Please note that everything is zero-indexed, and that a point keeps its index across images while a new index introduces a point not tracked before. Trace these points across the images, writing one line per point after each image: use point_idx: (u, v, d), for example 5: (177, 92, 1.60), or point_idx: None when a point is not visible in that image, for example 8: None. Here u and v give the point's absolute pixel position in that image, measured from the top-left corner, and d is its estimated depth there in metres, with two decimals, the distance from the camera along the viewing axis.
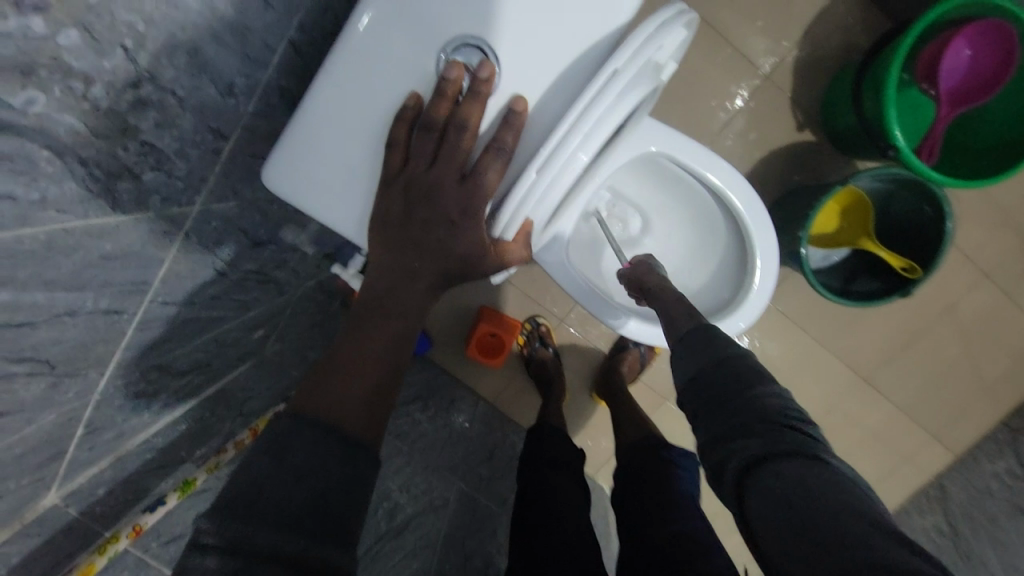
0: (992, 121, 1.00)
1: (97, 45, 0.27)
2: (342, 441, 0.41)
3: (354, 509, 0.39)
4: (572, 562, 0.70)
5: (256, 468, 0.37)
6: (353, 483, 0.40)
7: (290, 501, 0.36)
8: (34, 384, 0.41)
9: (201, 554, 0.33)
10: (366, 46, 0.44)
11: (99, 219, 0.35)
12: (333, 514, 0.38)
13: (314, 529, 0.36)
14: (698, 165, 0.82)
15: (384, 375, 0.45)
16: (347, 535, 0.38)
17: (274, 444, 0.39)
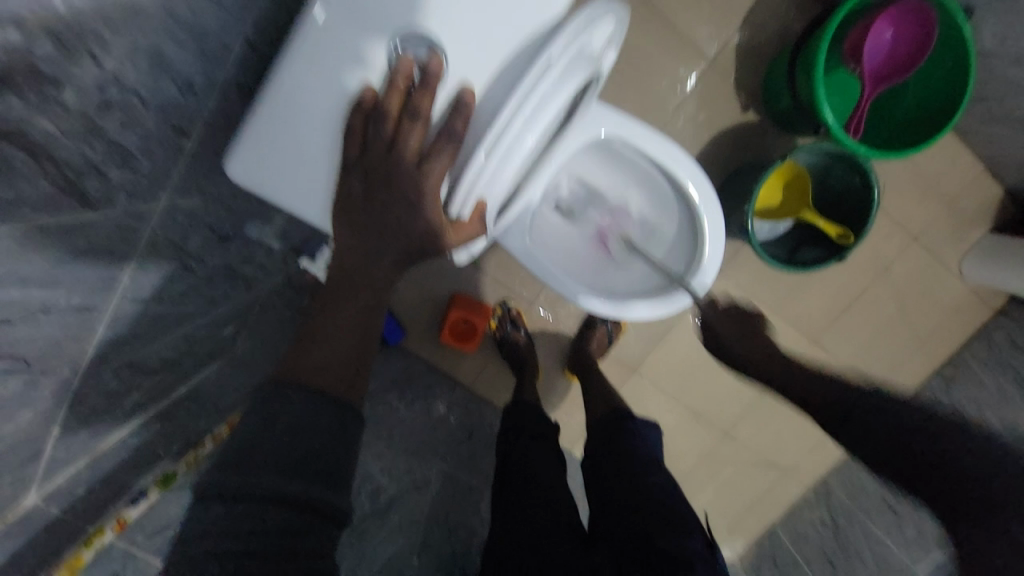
0: (911, 96, 1.10)
1: (66, 52, 0.29)
2: (327, 400, 0.44)
3: (346, 458, 0.43)
4: (546, 522, 0.76)
5: (250, 430, 0.41)
6: (343, 437, 0.44)
7: (282, 456, 0.40)
8: (12, 381, 0.42)
9: (210, 502, 0.38)
10: (315, 37, 0.45)
11: (70, 217, 0.36)
12: (326, 465, 0.41)
13: (309, 480, 0.40)
14: (648, 147, 0.88)
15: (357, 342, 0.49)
16: (342, 483, 0.42)
17: (263, 407, 0.42)
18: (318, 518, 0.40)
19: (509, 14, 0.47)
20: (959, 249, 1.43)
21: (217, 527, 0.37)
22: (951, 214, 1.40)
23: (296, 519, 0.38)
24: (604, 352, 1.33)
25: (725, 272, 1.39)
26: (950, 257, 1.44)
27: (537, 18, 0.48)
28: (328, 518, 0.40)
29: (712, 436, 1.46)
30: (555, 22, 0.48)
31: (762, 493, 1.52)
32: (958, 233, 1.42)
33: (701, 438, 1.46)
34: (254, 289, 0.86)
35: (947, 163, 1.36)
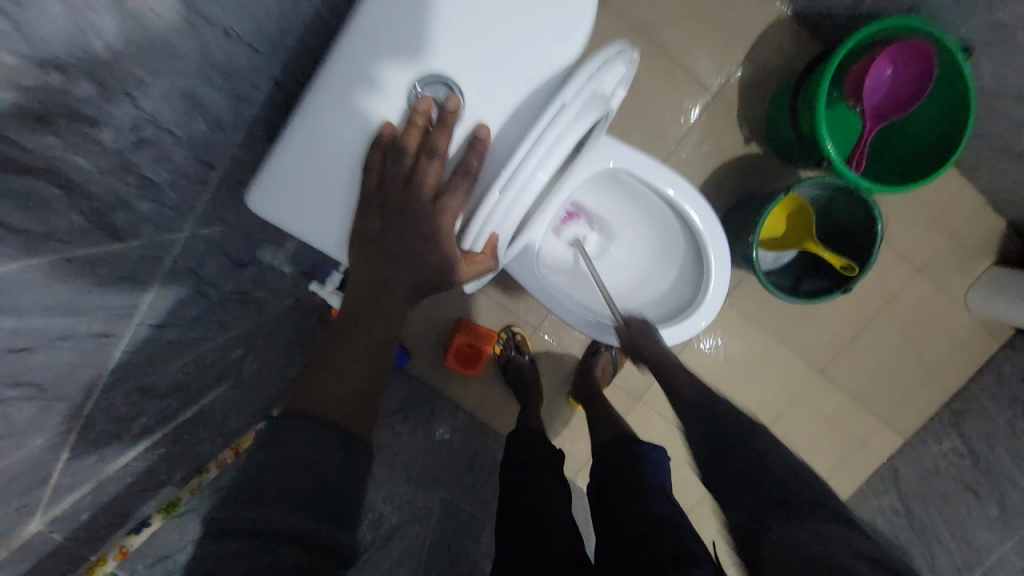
0: (910, 133, 1.12)
1: (106, 94, 0.30)
2: (337, 433, 0.44)
3: (356, 493, 0.42)
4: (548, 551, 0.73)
5: (261, 463, 0.40)
6: (353, 472, 0.43)
7: (294, 490, 0.39)
8: (26, 407, 0.42)
9: (221, 538, 0.36)
10: (338, 78, 0.47)
11: (97, 248, 0.37)
12: (337, 501, 0.41)
13: (321, 516, 0.39)
14: (656, 180, 0.89)
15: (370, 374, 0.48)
16: (351, 521, 0.41)
17: (274, 441, 0.42)
18: (328, 557, 0.38)
19: (524, 58, 0.49)
20: (964, 280, 1.43)
21: (226, 566, 0.35)
22: (954, 246, 1.41)
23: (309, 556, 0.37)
24: (609, 380, 1.33)
25: (730, 301, 1.39)
26: (955, 289, 1.44)
27: (552, 61, 0.50)
28: (337, 557, 0.39)
29: None
30: (570, 66, 0.50)
31: None
32: (962, 265, 1.42)
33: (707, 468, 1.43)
34: (263, 313, 0.86)
35: (948, 196, 1.38)
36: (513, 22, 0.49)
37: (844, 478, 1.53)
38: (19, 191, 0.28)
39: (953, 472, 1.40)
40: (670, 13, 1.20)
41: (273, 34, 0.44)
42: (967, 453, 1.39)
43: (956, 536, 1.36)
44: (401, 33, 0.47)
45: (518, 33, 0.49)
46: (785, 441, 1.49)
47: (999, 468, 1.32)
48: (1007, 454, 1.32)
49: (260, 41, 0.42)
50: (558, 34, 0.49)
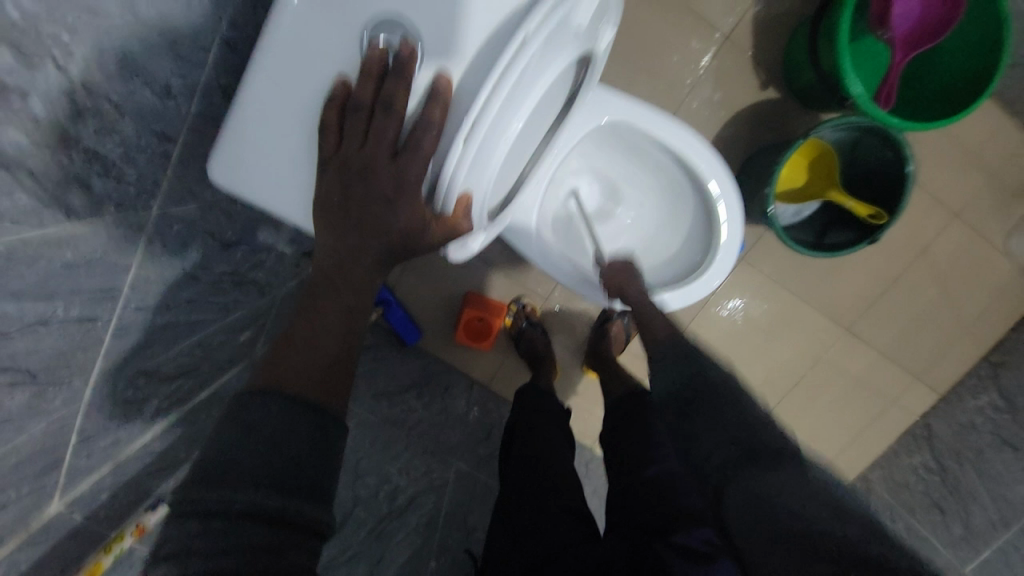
0: (947, 59, 1.01)
1: (25, 59, 0.28)
2: (307, 409, 0.43)
3: (328, 467, 0.42)
4: (550, 507, 0.73)
5: (226, 443, 0.39)
6: (324, 446, 0.43)
7: (261, 468, 0.39)
8: (19, 393, 0.43)
9: (184, 520, 0.36)
10: (285, 33, 0.45)
11: (55, 228, 0.36)
12: (308, 475, 0.41)
13: (289, 491, 0.39)
14: (660, 133, 0.84)
15: (341, 346, 0.48)
16: (323, 492, 0.41)
17: (240, 420, 0.41)
18: (297, 529, 0.39)
19: None
20: (1007, 223, 1.33)
21: (188, 547, 0.35)
22: (996, 186, 1.29)
23: (276, 532, 0.37)
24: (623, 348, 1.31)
25: (749, 261, 1.34)
26: (997, 234, 1.33)
27: None
28: (307, 529, 0.39)
29: None
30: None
31: None
32: (1005, 206, 1.31)
33: None
34: (264, 295, 0.87)
35: (988, 131, 1.25)
36: None
37: (872, 437, 1.51)
38: None
39: (988, 427, 1.33)
40: None
41: None
42: (1003, 407, 1.32)
43: (992, 491, 1.28)
44: None
45: None
46: (808, 403, 1.46)
47: None
48: None
49: None
50: None
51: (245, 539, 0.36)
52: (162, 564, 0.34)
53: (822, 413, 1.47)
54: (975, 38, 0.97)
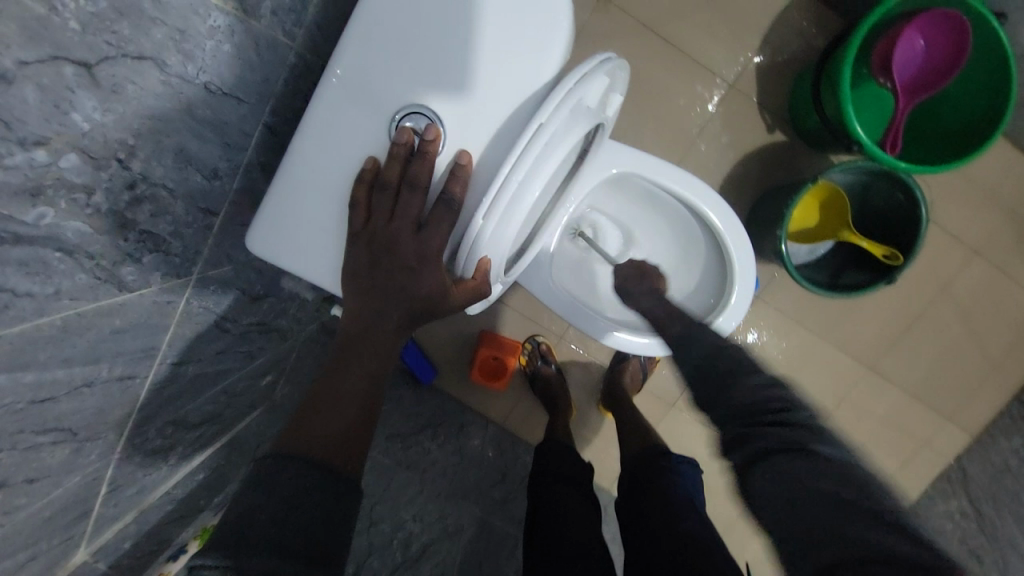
0: (952, 104, 1.02)
1: (93, 161, 0.31)
2: (323, 473, 0.44)
3: (340, 535, 0.43)
4: (582, 572, 0.71)
5: (246, 504, 0.41)
6: (340, 510, 0.44)
7: (275, 534, 0.40)
8: (60, 450, 0.45)
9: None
10: (323, 119, 0.49)
11: (107, 299, 0.39)
12: (319, 543, 0.41)
13: (303, 559, 0.40)
14: (666, 181, 0.86)
15: (359, 411, 0.50)
16: (333, 561, 0.42)
17: (261, 481, 0.42)
18: None
19: (500, 77, 0.48)
20: None
21: None
22: (1014, 224, 1.28)
23: None
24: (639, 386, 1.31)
25: (765, 300, 1.34)
26: (1018, 272, 1.32)
27: (530, 81, 0.49)
28: None
29: None
30: (546, 85, 0.49)
31: None
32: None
33: None
34: (286, 339, 0.91)
35: (1002, 169, 1.25)
36: (486, 41, 0.47)
37: (905, 480, 1.46)
38: (21, 259, 0.30)
39: None
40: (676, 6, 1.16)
41: (258, 82, 0.45)
42: None
43: None
44: (378, 71, 0.48)
45: (491, 52, 0.48)
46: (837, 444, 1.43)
47: None
48: None
49: (244, 91, 0.44)
50: (533, 52, 0.48)
51: None
52: None
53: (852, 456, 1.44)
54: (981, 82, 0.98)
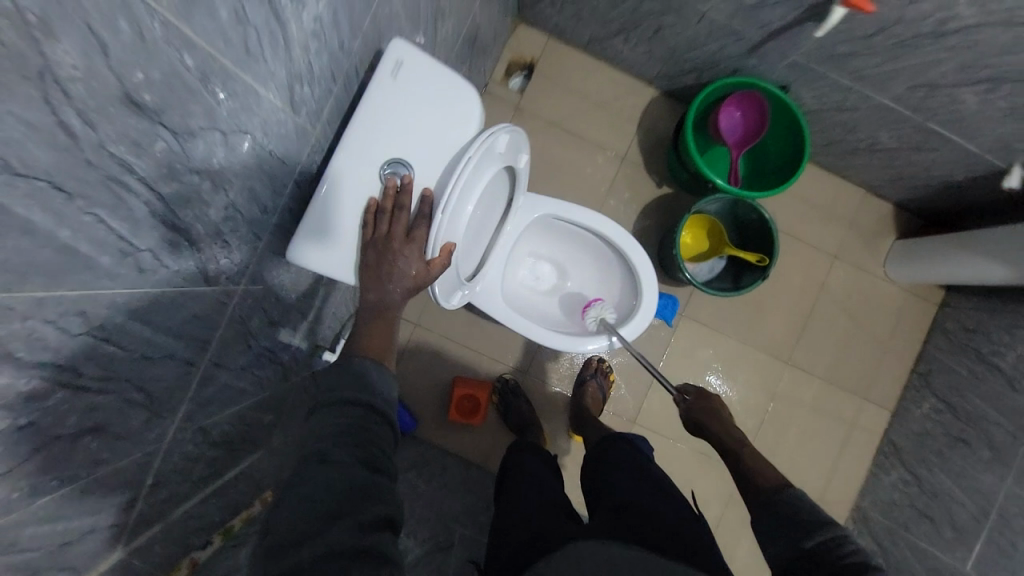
0: (774, 146, 1.42)
1: (215, 188, 0.55)
2: (373, 356, 0.73)
3: (387, 386, 0.72)
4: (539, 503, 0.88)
5: (333, 375, 0.70)
6: (387, 382, 0.73)
7: (353, 383, 0.69)
8: (140, 415, 0.61)
9: (319, 409, 0.66)
10: (339, 172, 0.74)
11: (197, 286, 0.60)
12: (379, 388, 0.71)
13: (371, 394, 0.69)
14: (582, 217, 1.15)
15: (385, 328, 0.78)
16: (388, 398, 0.71)
17: (338, 365, 0.72)
18: (378, 413, 0.68)
19: (445, 138, 0.79)
20: (880, 258, 1.67)
21: (322, 420, 0.65)
22: (857, 233, 1.67)
23: (366, 413, 0.67)
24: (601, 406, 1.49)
25: (687, 315, 1.63)
26: (875, 267, 1.67)
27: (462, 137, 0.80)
28: (384, 414, 0.69)
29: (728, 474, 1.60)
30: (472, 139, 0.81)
31: None
32: (873, 245, 1.67)
33: (720, 480, 1.60)
34: (286, 380, 1.07)
35: (836, 192, 1.66)
36: (436, 119, 0.78)
37: (850, 463, 1.65)
38: (170, 240, 0.52)
39: (941, 428, 1.50)
40: (572, 111, 1.61)
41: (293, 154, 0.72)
42: (946, 408, 1.51)
43: (963, 488, 1.38)
44: (371, 140, 0.75)
45: (439, 125, 0.79)
46: (781, 435, 1.65)
47: (978, 412, 1.42)
48: (978, 398, 1.44)
49: None
50: (462, 121, 0.80)
51: (351, 414, 0.66)
52: (311, 430, 0.65)
53: (796, 445, 1.65)
54: (786, 129, 1.38)
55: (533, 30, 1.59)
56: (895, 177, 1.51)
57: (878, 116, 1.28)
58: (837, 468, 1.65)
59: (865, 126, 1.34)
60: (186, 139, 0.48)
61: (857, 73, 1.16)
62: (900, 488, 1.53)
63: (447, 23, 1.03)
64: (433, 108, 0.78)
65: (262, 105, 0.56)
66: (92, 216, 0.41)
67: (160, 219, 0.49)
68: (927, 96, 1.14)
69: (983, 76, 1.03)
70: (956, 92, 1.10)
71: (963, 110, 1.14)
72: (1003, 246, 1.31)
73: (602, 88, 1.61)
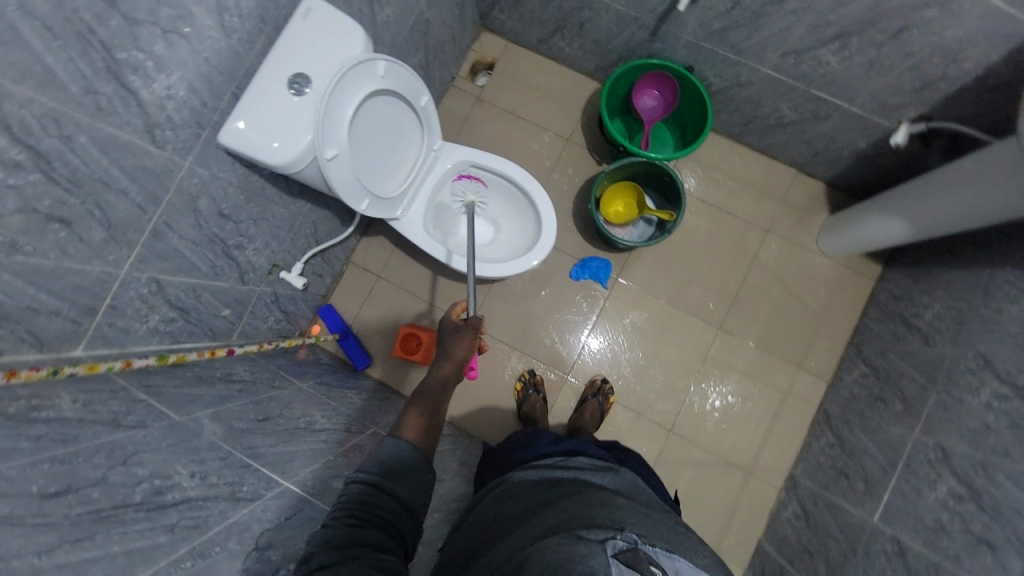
0: (687, 116, 1.64)
1: (159, 69, 0.83)
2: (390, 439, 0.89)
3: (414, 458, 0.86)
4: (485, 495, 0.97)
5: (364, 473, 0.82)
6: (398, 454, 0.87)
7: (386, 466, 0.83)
8: (98, 231, 0.87)
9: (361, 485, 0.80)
10: (260, 79, 0.96)
11: (144, 142, 0.87)
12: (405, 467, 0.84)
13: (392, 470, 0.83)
14: (489, 162, 1.40)
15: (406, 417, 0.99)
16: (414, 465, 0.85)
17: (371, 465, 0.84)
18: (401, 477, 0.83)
19: (336, 58, 1.03)
20: (811, 233, 1.75)
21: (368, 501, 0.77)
22: (786, 207, 1.76)
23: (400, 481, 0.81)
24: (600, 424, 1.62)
25: (621, 279, 1.76)
26: (808, 241, 1.75)
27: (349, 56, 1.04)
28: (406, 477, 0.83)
29: (658, 433, 1.68)
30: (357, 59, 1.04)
31: (729, 510, 1.63)
32: (803, 219, 1.75)
33: (648, 438, 1.68)
34: (244, 284, 1.33)
35: (765, 169, 1.77)
36: (329, 43, 1.02)
37: (784, 432, 1.67)
38: (120, 95, 0.80)
39: (865, 391, 1.51)
40: (524, 100, 1.87)
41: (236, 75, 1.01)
42: (871, 372, 1.53)
43: (876, 444, 1.38)
44: (282, 57, 0.98)
45: (331, 48, 1.03)
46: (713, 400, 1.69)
47: (894, 372, 1.43)
48: (896, 357, 1.45)
49: None
50: (347, 44, 1.04)
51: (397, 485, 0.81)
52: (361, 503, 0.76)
53: (729, 410, 1.68)
54: (691, 99, 1.58)
55: (493, 35, 1.89)
56: (813, 152, 1.63)
57: (772, 86, 1.44)
58: (771, 436, 1.66)
59: (767, 100, 1.50)
60: (132, 24, 0.76)
61: (735, 48, 1.38)
62: (829, 454, 1.53)
63: (388, 10, 1.34)
64: (328, 35, 1.02)
65: (196, 19, 0.85)
66: (65, 53, 0.70)
67: (110, 72, 0.77)
68: (797, 61, 1.32)
69: (832, 35, 1.22)
70: (820, 53, 1.27)
71: (833, 72, 1.30)
72: (899, 204, 1.38)
73: (550, 81, 1.87)
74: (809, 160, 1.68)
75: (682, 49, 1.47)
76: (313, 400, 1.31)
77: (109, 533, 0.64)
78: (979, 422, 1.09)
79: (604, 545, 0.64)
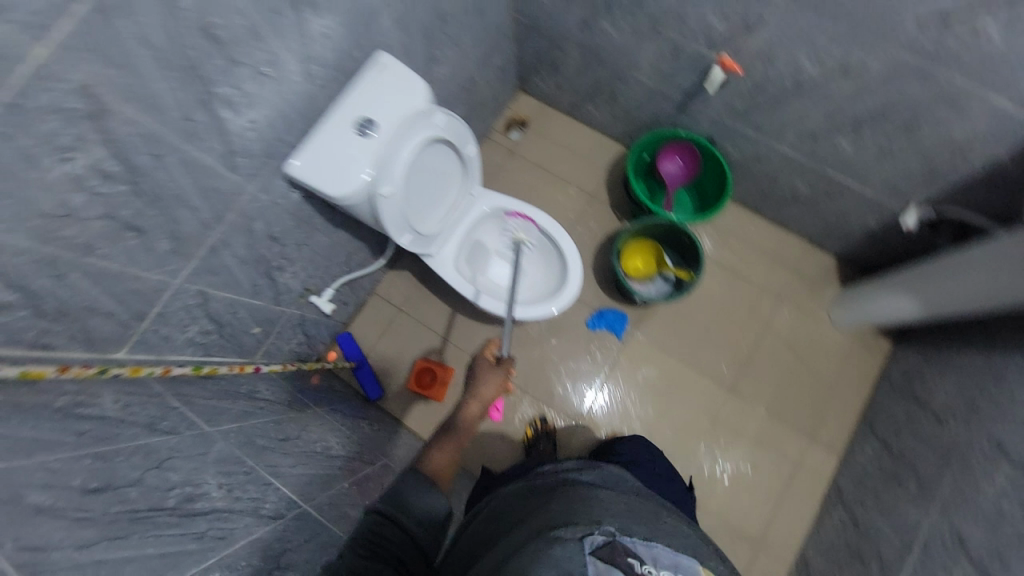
0: (707, 182, 1.75)
1: (245, 104, 0.92)
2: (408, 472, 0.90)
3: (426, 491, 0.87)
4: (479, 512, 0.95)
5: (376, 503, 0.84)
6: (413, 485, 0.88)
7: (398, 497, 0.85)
8: (164, 243, 0.92)
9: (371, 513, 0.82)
10: (330, 122, 1.07)
11: (219, 166, 0.95)
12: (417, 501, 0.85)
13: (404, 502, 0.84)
14: (521, 210, 1.49)
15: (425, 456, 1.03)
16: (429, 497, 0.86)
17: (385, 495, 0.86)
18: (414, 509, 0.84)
19: (397, 107, 1.15)
20: (823, 304, 1.80)
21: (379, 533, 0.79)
22: (798, 277, 1.82)
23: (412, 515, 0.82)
24: None
25: (637, 332, 1.80)
26: (820, 312, 1.79)
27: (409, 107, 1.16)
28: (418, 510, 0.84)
29: None
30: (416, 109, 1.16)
31: None
32: (815, 290, 1.81)
33: None
34: (277, 306, 1.37)
35: (779, 240, 1.85)
36: (393, 94, 1.14)
37: (795, 504, 1.63)
38: (208, 124, 0.88)
39: (879, 467, 1.50)
40: (554, 157, 2.00)
41: None
42: (885, 448, 1.52)
43: (891, 523, 1.35)
44: (350, 103, 1.09)
45: (394, 98, 1.14)
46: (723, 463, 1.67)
47: (908, 449, 1.43)
48: (910, 435, 1.45)
49: None
50: (409, 96, 1.16)
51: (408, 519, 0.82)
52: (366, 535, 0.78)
53: (739, 475, 1.66)
54: (713, 167, 1.69)
55: (530, 97, 2.05)
56: (826, 228, 1.71)
57: (789, 164, 1.54)
58: (782, 508, 1.63)
59: (784, 176, 1.60)
60: (231, 66, 0.86)
61: (757, 128, 1.49)
62: (841, 530, 1.49)
63: (442, 68, 1.47)
64: (393, 87, 1.14)
65: (284, 65, 0.95)
66: (172, 86, 0.79)
67: (204, 104, 0.85)
68: (813, 143, 1.43)
69: (847, 123, 1.33)
70: (835, 138, 1.38)
71: (847, 156, 1.41)
72: (910, 282, 1.44)
73: (579, 142, 2.01)
74: (822, 235, 1.76)
75: (706, 125, 1.60)
76: (329, 426, 1.32)
77: (143, 535, 0.66)
78: (996, 507, 1.08)
79: (582, 542, 0.62)
